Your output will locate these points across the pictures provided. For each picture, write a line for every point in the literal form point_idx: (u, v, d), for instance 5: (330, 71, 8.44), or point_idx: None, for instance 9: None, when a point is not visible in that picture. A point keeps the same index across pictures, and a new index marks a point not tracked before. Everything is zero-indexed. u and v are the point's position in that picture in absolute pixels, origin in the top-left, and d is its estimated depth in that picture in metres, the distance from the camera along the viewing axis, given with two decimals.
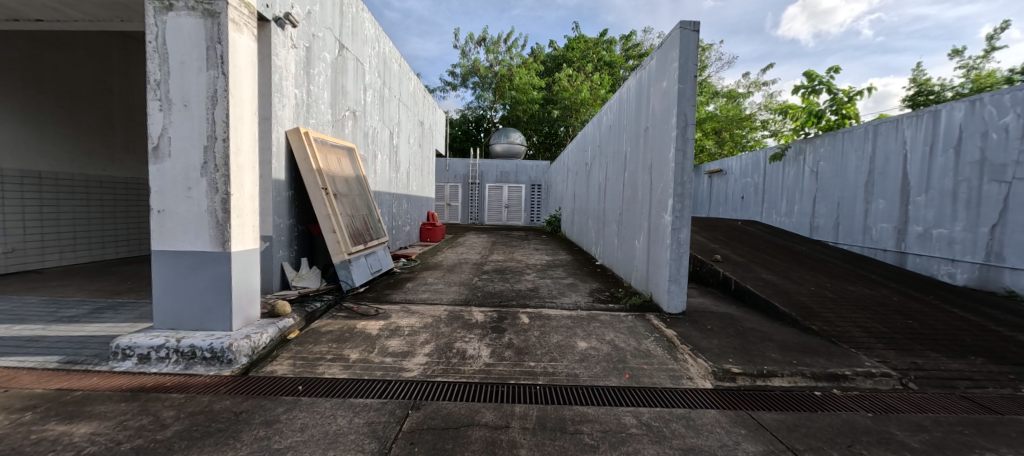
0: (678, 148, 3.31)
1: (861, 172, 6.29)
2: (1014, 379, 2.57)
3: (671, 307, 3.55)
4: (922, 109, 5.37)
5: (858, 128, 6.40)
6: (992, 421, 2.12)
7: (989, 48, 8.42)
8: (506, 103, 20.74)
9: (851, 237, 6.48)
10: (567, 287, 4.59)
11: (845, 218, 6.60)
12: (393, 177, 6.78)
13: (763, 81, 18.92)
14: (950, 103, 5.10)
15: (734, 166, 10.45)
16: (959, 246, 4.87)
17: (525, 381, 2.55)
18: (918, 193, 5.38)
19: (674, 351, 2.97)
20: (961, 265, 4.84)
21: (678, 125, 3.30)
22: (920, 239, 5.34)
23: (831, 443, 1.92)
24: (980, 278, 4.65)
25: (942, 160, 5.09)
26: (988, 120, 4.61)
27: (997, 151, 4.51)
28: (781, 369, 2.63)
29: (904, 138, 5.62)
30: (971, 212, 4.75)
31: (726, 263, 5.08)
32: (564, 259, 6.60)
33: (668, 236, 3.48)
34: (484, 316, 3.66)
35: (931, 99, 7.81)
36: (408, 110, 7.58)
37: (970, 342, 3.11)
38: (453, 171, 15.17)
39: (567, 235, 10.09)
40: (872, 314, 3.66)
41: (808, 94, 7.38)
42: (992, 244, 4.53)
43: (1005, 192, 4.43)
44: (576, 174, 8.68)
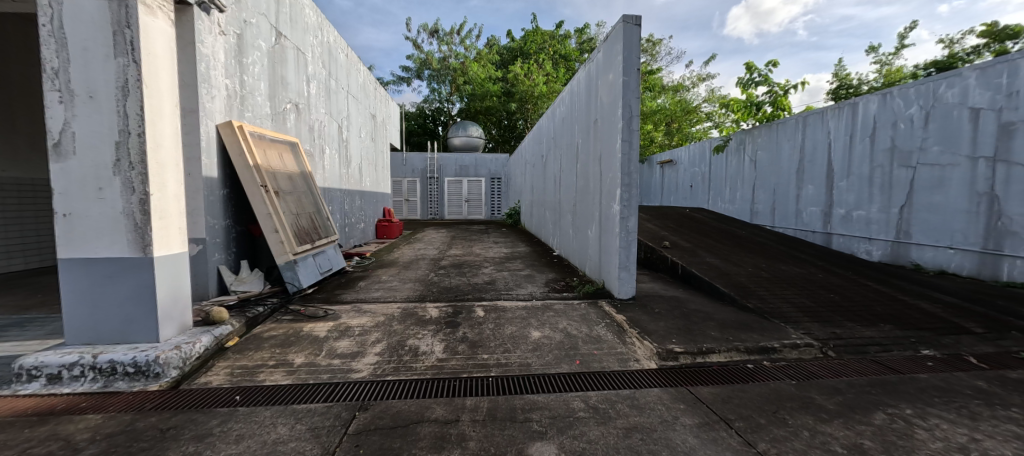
0: (624, 139, 3.39)
1: (793, 161, 6.79)
2: (915, 342, 2.88)
3: (622, 292, 3.67)
4: (844, 101, 5.86)
5: (789, 119, 6.87)
6: (892, 378, 2.40)
7: (899, 46, 9.31)
8: (463, 95, 20.42)
9: (785, 221, 7.00)
10: (524, 279, 4.62)
11: (780, 204, 7.10)
12: (344, 173, 6.50)
13: (705, 75, 19.94)
14: (865, 96, 5.60)
15: (682, 157, 10.90)
16: (875, 226, 5.42)
17: (477, 374, 2.55)
18: (841, 179, 5.89)
19: (623, 335, 3.05)
20: (877, 243, 5.40)
21: (624, 116, 3.37)
22: (843, 221, 5.87)
23: (759, 412, 2.09)
24: (892, 254, 5.22)
25: (860, 148, 5.60)
26: (897, 111, 5.11)
27: (905, 139, 5.02)
28: (719, 345, 2.78)
29: (828, 128, 6.10)
30: (885, 195, 5.28)
31: (674, 249, 5.31)
32: (521, 251, 6.64)
33: (617, 224, 3.57)
34: (438, 311, 3.60)
35: (851, 93, 8.55)
36: (358, 102, 7.27)
37: (881, 311, 3.46)
38: (410, 165, 14.79)
39: (526, 226, 10.20)
40: (801, 290, 3.96)
41: (748, 86, 7.83)
42: (902, 223, 5.08)
43: (911, 176, 4.96)
44: (533, 166, 8.73)
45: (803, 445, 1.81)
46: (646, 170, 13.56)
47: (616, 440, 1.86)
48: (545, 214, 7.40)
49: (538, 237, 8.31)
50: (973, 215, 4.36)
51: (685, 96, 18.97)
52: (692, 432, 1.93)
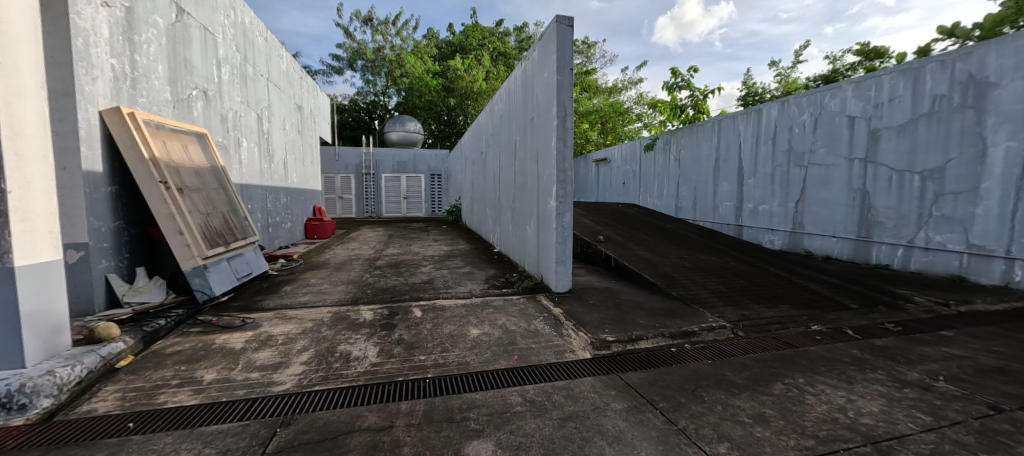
0: (559, 137, 3.48)
1: (710, 160, 7.48)
2: (807, 319, 3.33)
3: (560, 286, 3.79)
4: (751, 107, 6.58)
5: (707, 122, 7.54)
6: (789, 351, 2.74)
7: (795, 61, 10.65)
8: (401, 88, 19.70)
9: (704, 215, 7.73)
10: (464, 277, 4.58)
11: (700, 199, 7.83)
12: (265, 168, 5.94)
13: (636, 79, 21.14)
14: (767, 103, 6.34)
15: (614, 155, 11.43)
16: (777, 219, 6.22)
17: (413, 376, 2.47)
18: (749, 177, 6.65)
19: (560, 328, 3.15)
20: (779, 234, 6.21)
21: (558, 115, 3.45)
22: (752, 214, 6.65)
23: (681, 391, 2.26)
24: (790, 242, 6.04)
25: (765, 149, 6.35)
26: (793, 118, 5.88)
27: (800, 142, 5.79)
28: (646, 332, 2.97)
29: (739, 131, 6.82)
30: (784, 191, 6.07)
31: (608, 243, 5.59)
32: (462, 248, 6.58)
33: (553, 220, 3.66)
34: (372, 314, 3.44)
35: (757, 100, 9.61)
36: (281, 91, 6.68)
37: (780, 292, 3.96)
38: (344, 160, 13.98)
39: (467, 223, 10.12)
40: (716, 277, 4.40)
41: (673, 90, 8.47)
42: (798, 215, 5.88)
43: (804, 175, 5.75)
44: (472, 162, 8.67)
45: (717, 418, 2.01)
46: (583, 168, 14.06)
47: (551, 431, 1.90)
48: (485, 211, 7.39)
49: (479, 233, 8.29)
50: (850, 208, 5.17)
51: (617, 97, 20.00)
52: (622, 416, 2.04)
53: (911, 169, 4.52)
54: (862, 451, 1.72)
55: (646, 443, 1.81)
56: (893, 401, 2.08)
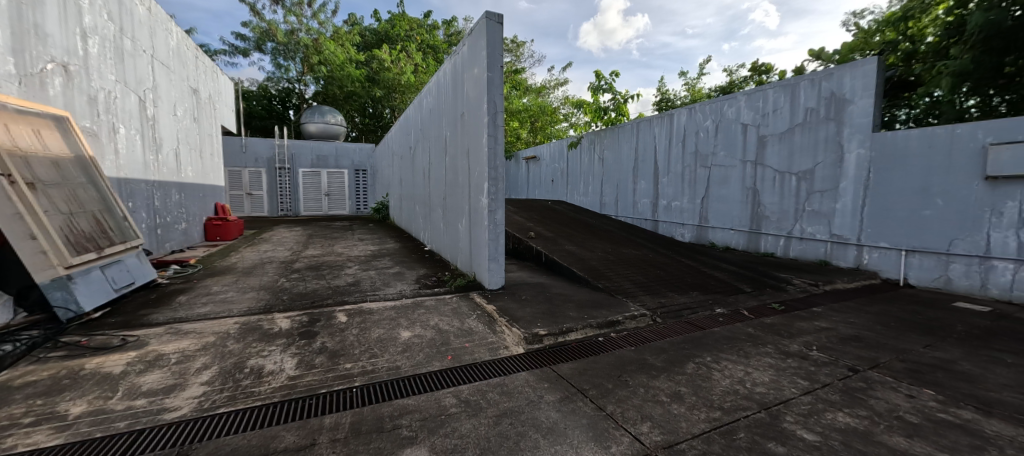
0: (490, 135, 3.49)
1: (630, 160, 8.06)
2: (713, 303, 3.75)
3: (493, 283, 3.81)
4: (664, 112, 7.22)
5: (627, 124, 8.08)
6: (699, 333, 3.06)
7: (700, 73, 11.95)
8: (317, 75, 17.85)
9: (625, 211, 8.33)
10: (392, 277, 4.40)
11: (621, 196, 8.42)
12: (151, 160, 5.10)
13: (562, 80, 21.78)
14: (677, 109, 7.01)
15: (544, 153, 11.74)
16: (685, 214, 6.91)
17: (339, 387, 2.29)
18: (663, 175, 7.30)
19: (493, 325, 3.16)
20: (687, 228, 6.91)
21: (489, 112, 3.46)
22: (666, 211, 7.28)
23: (609, 378, 2.40)
24: (696, 235, 6.75)
25: (676, 151, 7.02)
26: (699, 123, 6.58)
27: (704, 145, 6.49)
28: (576, 324, 3.10)
29: (654, 133, 7.44)
30: (692, 189, 6.77)
31: (538, 239, 5.75)
32: (391, 248, 6.28)
33: (485, 218, 3.66)
34: (289, 322, 3.14)
35: (669, 106, 10.62)
36: (171, 71, 5.77)
37: (690, 280, 4.41)
38: (252, 153, 12.52)
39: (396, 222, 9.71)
40: (637, 269, 4.75)
41: (598, 92, 8.96)
42: (703, 211, 6.62)
43: (708, 174, 6.47)
44: (400, 158, 8.35)
45: (640, 400, 2.16)
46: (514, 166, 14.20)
47: (487, 430, 1.89)
48: (414, 208, 7.15)
49: (408, 232, 8.00)
50: (745, 204, 5.96)
51: (546, 98, 20.54)
52: (555, 407, 2.10)
53: (790, 171, 5.34)
54: (757, 417, 1.98)
55: (578, 431, 1.88)
56: (780, 370, 2.42)
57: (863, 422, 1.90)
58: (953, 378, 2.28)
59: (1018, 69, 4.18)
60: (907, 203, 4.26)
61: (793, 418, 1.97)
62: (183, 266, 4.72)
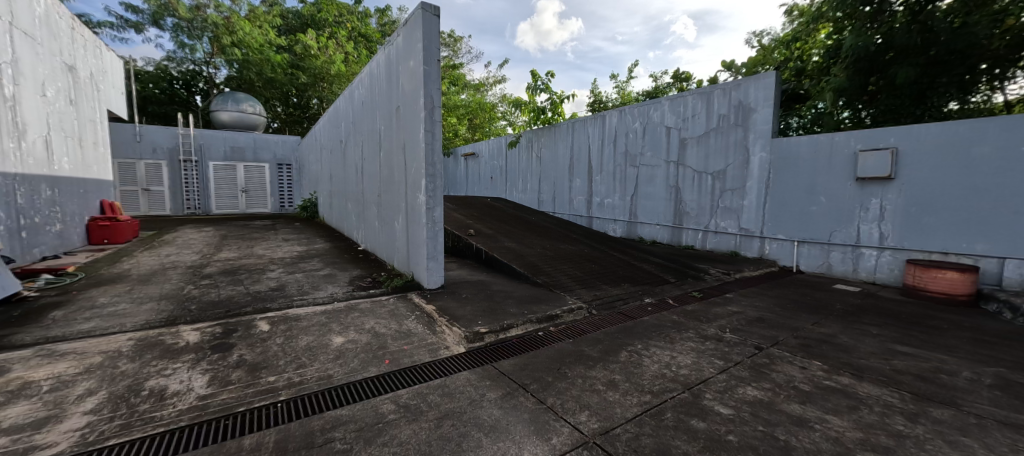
0: (427, 130, 3.41)
1: (567, 159, 8.41)
2: (642, 293, 4.02)
3: (432, 282, 3.73)
4: (597, 113, 7.61)
5: (563, 123, 8.42)
6: (631, 323, 3.25)
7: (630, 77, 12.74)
8: (230, 57, 14.35)
9: (562, 208, 8.71)
10: (322, 280, 4.11)
11: (558, 194, 8.77)
12: (9, 148, 4.20)
13: (500, 78, 21.87)
14: (609, 111, 7.41)
15: (482, 149, 11.77)
16: (617, 211, 7.41)
17: (261, 403, 2.06)
18: (597, 174, 7.73)
19: (433, 325, 3.08)
20: (619, 224, 7.40)
21: (426, 106, 3.37)
22: (600, 207, 7.76)
23: (549, 371, 2.45)
24: (627, 230, 7.27)
25: (608, 151, 7.45)
26: (627, 125, 7.03)
27: (633, 145, 6.94)
28: (517, 320, 3.13)
29: (588, 133, 7.83)
30: (622, 187, 7.24)
31: (478, 236, 5.73)
32: (321, 249, 5.85)
33: (423, 215, 3.57)
34: (199, 335, 2.78)
35: (601, 107, 11.28)
36: (36, 43, 4.79)
37: (621, 272, 4.70)
38: (149, 142, 10.63)
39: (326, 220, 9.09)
40: (574, 263, 4.94)
41: (534, 93, 9.22)
42: (632, 208, 7.11)
43: (637, 174, 6.94)
44: (328, 152, 7.82)
45: (579, 390, 2.24)
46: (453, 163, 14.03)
47: (427, 435, 1.82)
48: (346, 206, 6.75)
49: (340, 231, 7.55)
50: (668, 201, 6.49)
51: (484, 95, 20.50)
52: (497, 405, 2.09)
53: (706, 171, 5.89)
54: (682, 397, 2.15)
55: (520, 426, 1.89)
56: (700, 352, 2.66)
57: (768, 394, 2.15)
58: (834, 349, 2.68)
59: (878, 88, 5.01)
60: (799, 201, 4.96)
61: (712, 395, 2.16)
62: (58, 275, 3.96)
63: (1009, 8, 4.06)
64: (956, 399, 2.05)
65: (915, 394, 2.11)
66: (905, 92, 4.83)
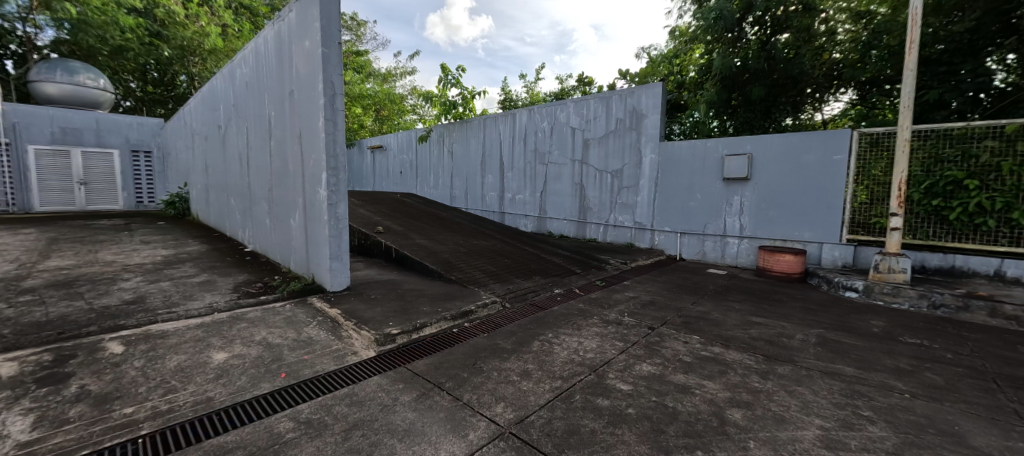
0: (327, 118, 3.16)
1: (478, 154, 8.61)
2: (550, 284, 4.25)
3: (334, 285, 3.47)
4: (507, 112, 7.88)
5: (474, 121, 8.62)
6: (541, 314, 3.41)
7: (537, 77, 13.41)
8: (64, 19, 8.55)
9: (475, 204, 8.92)
10: (198, 288, 3.52)
11: (471, 190, 8.96)
12: None
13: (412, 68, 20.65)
14: (519, 110, 7.71)
15: (391, 143, 11.36)
16: (527, 207, 7.80)
17: (115, 441, 1.64)
18: (508, 171, 8.05)
19: (338, 330, 2.85)
20: (529, 220, 7.79)
21: (325, 92, 3.13)
22: (510, 203, 8.11)
23: (465, 368, 2.44)
24: (536, 225, 7.69)
25: (518, 148, 7.79)
26: (536, 124, 7.41)
27: (542, 144, 7.34)
28: (430, 318, 3.06)
29: (499, 131, 8.11)
30: (532, 184, 7.64)
31: (387, 233, 5.48)
32: (196, 253, 4.99)
33: (324, 211, 3.29)
34: (15, 366, 2.16)
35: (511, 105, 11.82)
36: None
37: (532, 265, 4.92)
38: None
39: (200, 219, 7.77)
40: (486, 258, 5.02)
41: (445, 87, 9.19)
42: (541, 204, 7.53)
43: (545, 171, 7.36)
44: (201, 139, 6.69)
45: (494, 384, 2.27)
46: (357, 155, 13.28)
47: (334, 449, 1.67)
48: (226, 201, 5.86)
49: (219, 231, 6.53)
50: (573, 197, 6.99)
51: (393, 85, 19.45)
52: (411, 408, 2.01)
53: (606, 170, 6.46)
54: (589, 379, 2.31)
55: (435, 426, 1.85)
56: (604, 336, 2.89)
57: (660, 367, 2.43)
58: (707, 324, 3.14)
59: (738, 103, 5.90)
60: (680, 198, 5.71)
61: (614, 374, 2.37)
62: None
63: (825, 45, 5.30)
64: (792, 356, 2.56)
65: (766, 355, 2.59)
66: (756, 108, 5.77)
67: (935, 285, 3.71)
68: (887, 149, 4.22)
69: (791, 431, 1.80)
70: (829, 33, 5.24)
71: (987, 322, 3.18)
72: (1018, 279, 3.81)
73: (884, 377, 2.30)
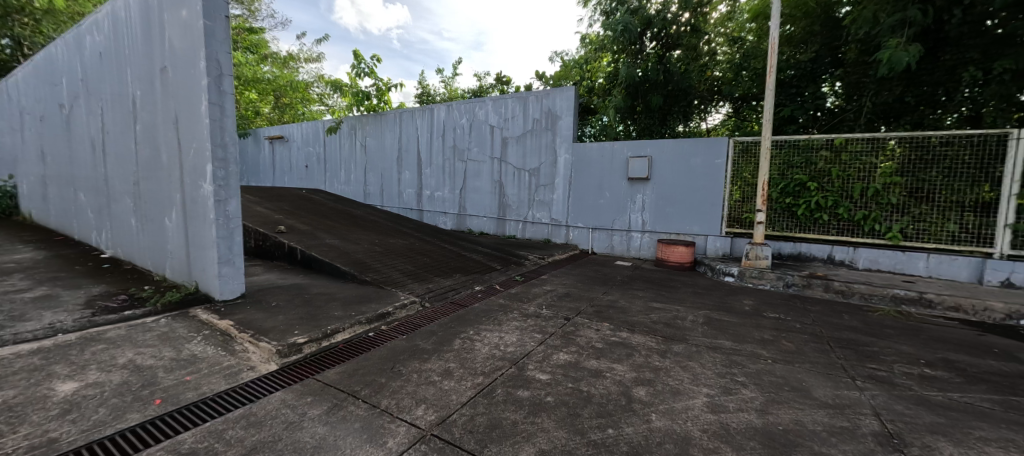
0: (211, 101, 2.80)
1: (395, 149, 8.38)
2: (470, 281, 4.28)
3: (224, 293, 3.07)
4: (425, 106, 7.77)
5: (389, 114, 8.36)
6: (462, 311, 3.42)
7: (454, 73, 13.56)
8: None
9: (391, 201, 8.65)
10: (30, 306, 2.83)
11: (386, 186, 8.68)
12: None
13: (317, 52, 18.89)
14: (438, 105, 7.63)
15: (294, 134, 10.59)
16: (447, 204, 7.74)
17: None
18: (426, 168, 7.94)
19: (230, 344, 2.53)
20: (448, 217, 7.75)
21: (208, 72, 2.77)
22: (429, 200, 7.99)
23: (382, 372, 2.34)
24: (456, 223, 7.68)
25: (436, 144, 7.72)
26: (456, 120, 7.40)
27: (461, 140, 7.35)
28: (343, 323, 2.87)
29: (416, 125, 7.95)
30: (451, 181, 7.61)
31: (291, 233, 5.00)
32: (28, 263, 3.98)
33: (210, 208, 2.90)
34: None
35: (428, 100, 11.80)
36: None
37: (454, 263, 4.91)
38: None
39: (31, 219, 6.18)
40: (404, 257, 4.87)
41: (356, 77, 8.71)
42: (461, 201, 7.53)
43: (465, 168, 7.39)
44: (35, 119, 5.37)
45: (414, 386, 2.20)
46: (252, 144, 12.12)
47: None
48: (74, 196, 4.79)
49: (63, 234, 5.29)
50: (492, 194, 7.13)
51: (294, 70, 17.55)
52: (322, 422, 1.84)
53: (524, 168, 6.70)
54: (510, 372, 2.37)
55: (349, 438, 1.71)
56: (524, 329, 2.99)
57: (575, 355, 2.59)
58: (616, 311, 3.43)
59: (641, 109, 6.44)
60: (592, 195, 6.14)
61: (534, 364, 2.46)
62: None
63: (708, 63, 6.27)
64: (685, 335, 2.92)
65: (664, 336, 2.90)
66: (655, 114, 6.41)
67: (787, 269, 4.51)
68: (754, 155, 5.01)
69: (684, 401, 2.05)
70: (711, 53, 6.26)
71: (823, 296, 3.97)
72: (841, 261, 4.74)
73: (754, 347, 2.73)
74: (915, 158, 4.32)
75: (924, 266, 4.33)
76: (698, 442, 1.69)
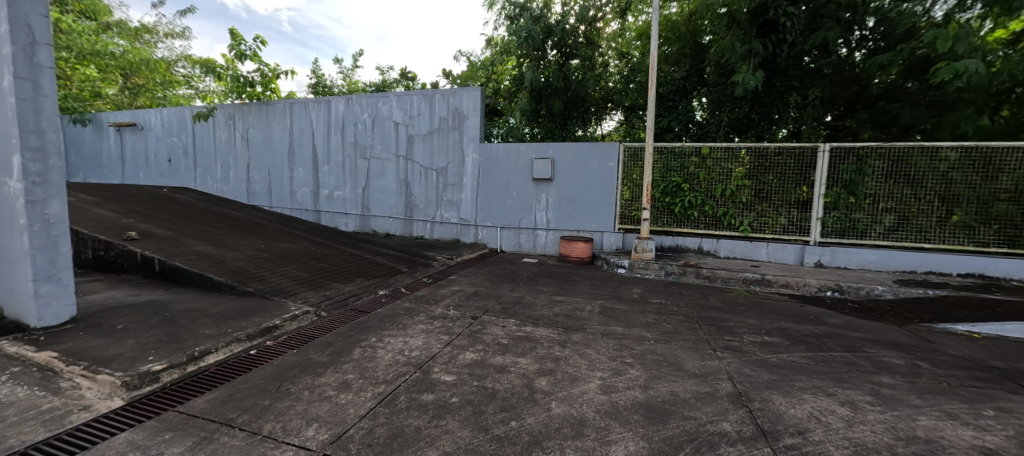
0: (18, 75, 2.20)
1: (284, 142, 7.57)
2: (374, 286, 4.08)
3: (44, 319, 2.43)
4: (321, 98, 7.17)
5: (278, 104, 7.53)
6: (363, 318, 3.25)
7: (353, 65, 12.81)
8: None
9: (282, 201, 7.78)
10: None
11: (275, 185, 7.79)
12: None
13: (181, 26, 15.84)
14: (335, 97, 7.10)
15: (152, 121, 8.92)
16: (349, 204, 7.23)
17: None
18: (323, 165, 7.33)
19: (52, 382, 2.02)
20: (351, 218, 7.25)
21: (13, 38, 2.17)
22: (328, 200, 7.38)
23: (265, 394, 2.09)
24: (359, 224, 7.21)
25: (334, 139, 7.17)
26: (356, 114, 6.96)
27: (363, 136, 6.94)
28: (216, 343, 2.51)
29: (310, 118, 7.29)
30: (353, 180, 7.14)
31: (146, 241, 4.18)
32: None
33: (19, 210, 2.28)
34: None
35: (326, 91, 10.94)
36: None
37: (357, 267, 4.63)
38: None
39: None
40: (295, 264, 4.42)
41: (235, 59, 7.62)
42: (365, 201, 7.10)
43: (368, 166, 6.99)
44: None
45: (306, 404, 2.00)
46: (94, 134, 10.04)
47: None
48: None
49: None
50: (398, 194, 6.86)
51: None
52: None
53: (432, 167, 6.57)
54: (416, 377, 2.31)
55: None
56: (430, 332, 2.95)
57: (482, 353, 2.63)
58: (521, 307, 3.57)
59: (544, 114, 6.82)
60: (500, 195, 6.29)
61: (439, 367, 2.43)
62: None
63: (603, 74, 6.84)
64: (583, 325, 3.16)
65: (565, 327, 3.11)
66: (557, 119, 6.80)
67: (668, 259, 5.17)
68: (640, 159, 5.65)
69: (581, 386, 2.22)
70: (603, 65, 6.85)
71: (696, 281, 4.64)
72: (709, 251, 5.56)
73: (640, 330, 3.08)
74: (758, 165, 5.28)
75: (766, 252, 5.30)
76: (592, 423, 1.84)
